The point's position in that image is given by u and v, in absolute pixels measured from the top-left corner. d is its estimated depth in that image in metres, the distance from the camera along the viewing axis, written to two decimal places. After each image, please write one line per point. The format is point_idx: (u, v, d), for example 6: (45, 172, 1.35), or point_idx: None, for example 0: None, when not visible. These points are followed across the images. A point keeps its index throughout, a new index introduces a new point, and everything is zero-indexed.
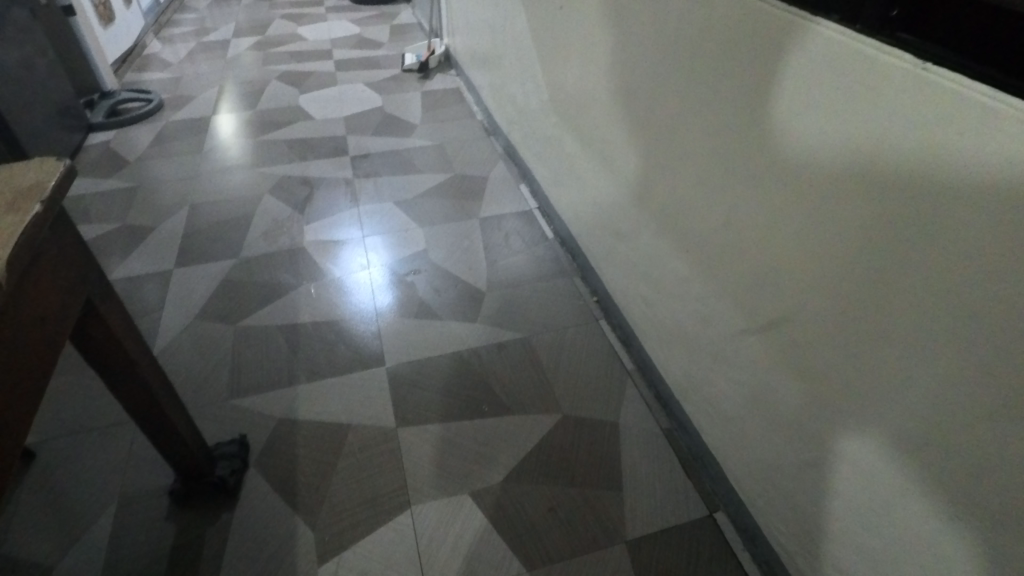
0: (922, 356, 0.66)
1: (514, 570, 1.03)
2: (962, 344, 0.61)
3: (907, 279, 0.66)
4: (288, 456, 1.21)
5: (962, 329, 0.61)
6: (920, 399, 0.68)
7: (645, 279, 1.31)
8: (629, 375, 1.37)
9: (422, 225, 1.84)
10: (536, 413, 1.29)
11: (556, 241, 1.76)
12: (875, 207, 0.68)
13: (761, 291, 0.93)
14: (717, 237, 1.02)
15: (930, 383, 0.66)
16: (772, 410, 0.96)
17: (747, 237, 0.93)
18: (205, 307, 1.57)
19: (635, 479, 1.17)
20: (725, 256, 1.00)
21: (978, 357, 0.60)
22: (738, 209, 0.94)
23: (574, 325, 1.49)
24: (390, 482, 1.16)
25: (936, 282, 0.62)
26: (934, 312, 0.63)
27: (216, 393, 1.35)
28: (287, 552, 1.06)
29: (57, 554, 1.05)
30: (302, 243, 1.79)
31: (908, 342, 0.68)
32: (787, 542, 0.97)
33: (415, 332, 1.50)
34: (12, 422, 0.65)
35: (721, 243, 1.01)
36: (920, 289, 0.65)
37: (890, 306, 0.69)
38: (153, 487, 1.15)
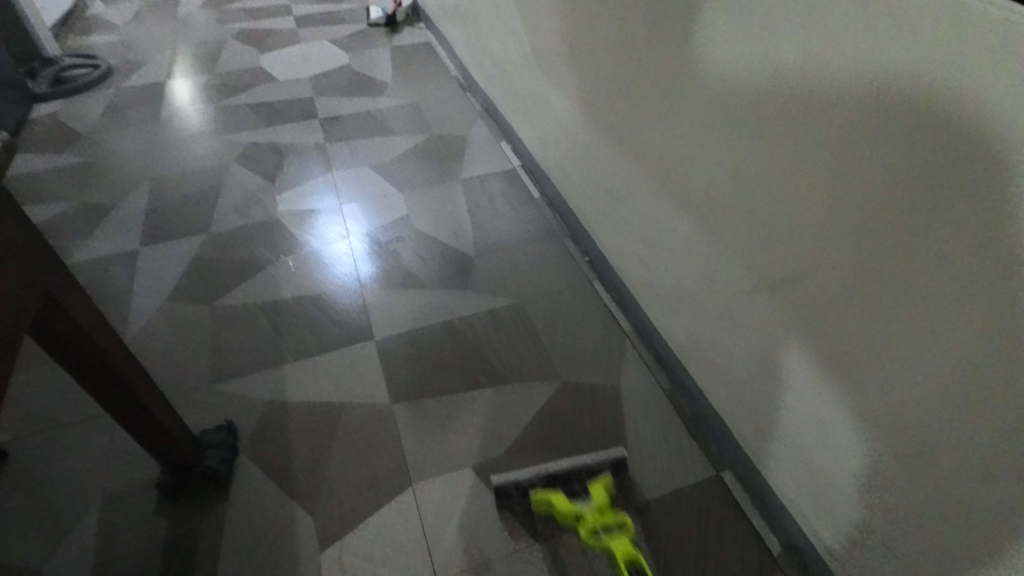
0: (949, 313, 0.63)
1: (522, 544, 1.01)
2: (998, 300, 0.57)
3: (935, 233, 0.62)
4: (279, 440, 1.16)
5: (997, 285, 0.57)
6: (946, 358, 0.64)
7: (640, 238, 1.26)
8: (627, 337, 1.34)
9: (401, 190, 1.75)
10: (535, 381, 1.25)
11: (543, 201, 1.69)
12: (900, 155, 0.63)
13: (768, 249, 0.88)
14: (719, 193, 0.96)
15: (958, 342, 0.62)
16: (782, 370, 0.93)
17: (752, 192, 0.88)
18: (177, 287, 1.49)
19: (639, 444, 1.15)
20: (728, 213, 0.95)
21: (1014, 314, 0.56)
22: (741, 163, 0.89)
23: (567, 288, 1.45)
24: (388, 461, 1.12)
25: (968, 235, 0.58)
26: (964, 267, 0.59)
27: (197, 378, 1.28)
28: (286, 541, 1.02)
29: (42, 557, 1.00)
30: (275, 214, 1.69)
31: (933, 299, 0.64)
32: (798, 500, 0.96)
33: (402, 303, 1.43)
34: None
35: (723, 199, 0.95)
36: (948, 242, 0.60)
37: (914, 262, 0.65)
38: (138, 481, 1.10)
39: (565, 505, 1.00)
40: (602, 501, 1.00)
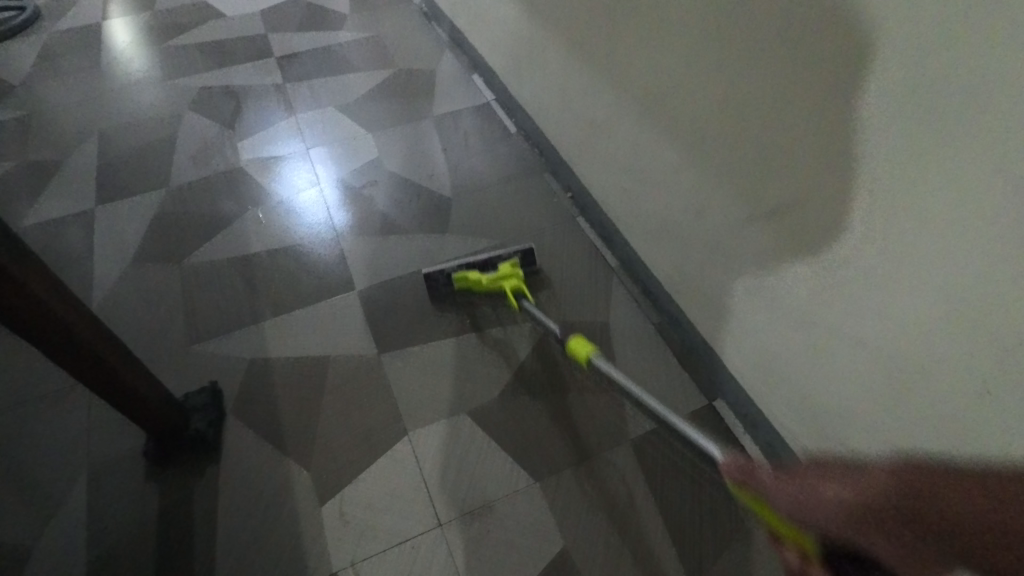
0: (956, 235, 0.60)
1: (522, 483, 1.02)
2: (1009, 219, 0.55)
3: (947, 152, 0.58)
4: (266, 398, 1.13)
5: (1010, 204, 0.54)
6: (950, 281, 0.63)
7: (625, 170, 1.21)
8: (614, 273, 1.32)
9: (370, 132, 1.66)
10: (524, 322, 1.23)
11: (520, 136, 1.62)
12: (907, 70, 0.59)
13: (762, 176, 0.85)
14: (708, 119, 0.92)
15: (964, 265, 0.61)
16: (775, 298, 0.92)
17: (744, 116, 0.84)
18: (140, 247, 1.41)
19: (631, 378, 1.15)
20: (718, 140, 0.91)
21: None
22: (733, 85, 0.84)
23: (550, 226, 1.41)
24: (380, 413, 1.11)
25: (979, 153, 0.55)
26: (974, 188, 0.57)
27: (173, 341, 1.23)
28: (283, 497, 1.01)
29: (33, 533, 0.98)
30: (238, 163, 1.60)
31: (939, 221, 0.61)
32: (790, 424, 0.98)
33: (381, 250, 1.38)
34: None
35: (713, 125, 0.91)
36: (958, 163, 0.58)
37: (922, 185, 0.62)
38: (124, 449, 1.07)
39: (477, 276, 1.21)
40: (507, 267, 1.21)
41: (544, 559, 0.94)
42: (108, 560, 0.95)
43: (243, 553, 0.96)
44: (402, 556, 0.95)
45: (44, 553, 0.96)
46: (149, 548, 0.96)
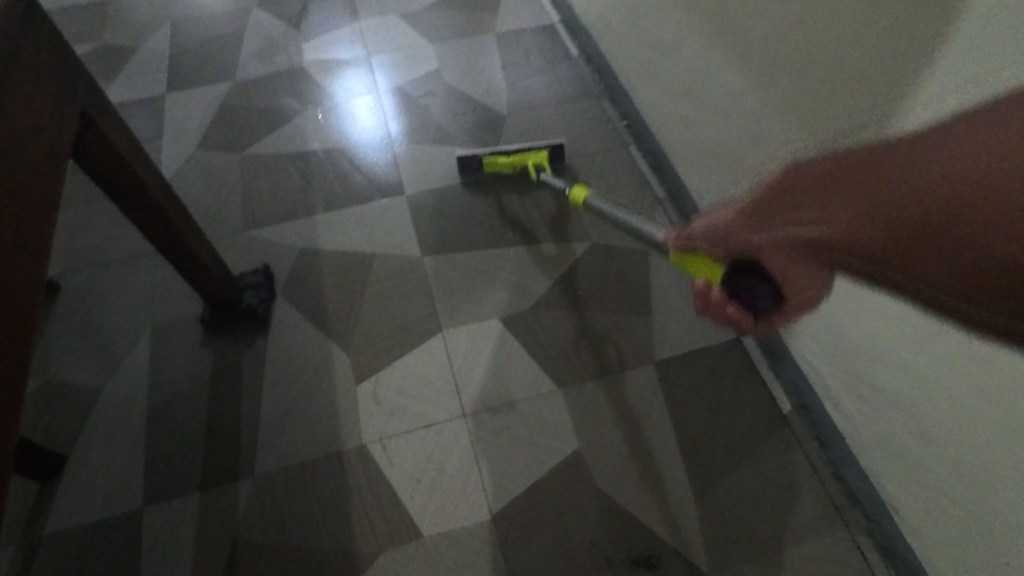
0: None
1: (546, 388, 1.07)
2: None
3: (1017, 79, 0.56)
4: (313, 284, 1.20)
5: None
6: None
7: (685, 97, 1.19)
8: (661, 204, 1.31)
9: (431, 43, 1.65)
10: (565, 241, 1.26)
11: (581, 58, 1.59)
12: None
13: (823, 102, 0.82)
14: (777, 41, 0.89)
15: None
16: None
17: (813, 36, 0.80)
18: (205, 134, 1.47)
19: (664, 305, 1.17)
20: (785, 64, 0.88)
21: None
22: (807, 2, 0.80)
23: (602, 151, 1.40)
24: (419, 310, 1.16)
25: None
26: None
27: (231, 224, 1.30)
28: (324, 373, 1.09)
29: (102, 378, 1.09)
30: (301, 62, 1.63)
31: None
32: (818, 362, 0.99)
33: (432, 159, 1.41)
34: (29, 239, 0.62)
35: (781, 48, 0.88)
36: None
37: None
38: (183, 315, 1.15)
39: (506, 159, 1.30)
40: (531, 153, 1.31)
41: (559, 457, 1.00)
42: (166, 408, 1.06)
43: (284, 417, 1.04)
44: (428, 438, 1.02)
45: (112, 394, 1.07)
46: (202, 402, 1.06)
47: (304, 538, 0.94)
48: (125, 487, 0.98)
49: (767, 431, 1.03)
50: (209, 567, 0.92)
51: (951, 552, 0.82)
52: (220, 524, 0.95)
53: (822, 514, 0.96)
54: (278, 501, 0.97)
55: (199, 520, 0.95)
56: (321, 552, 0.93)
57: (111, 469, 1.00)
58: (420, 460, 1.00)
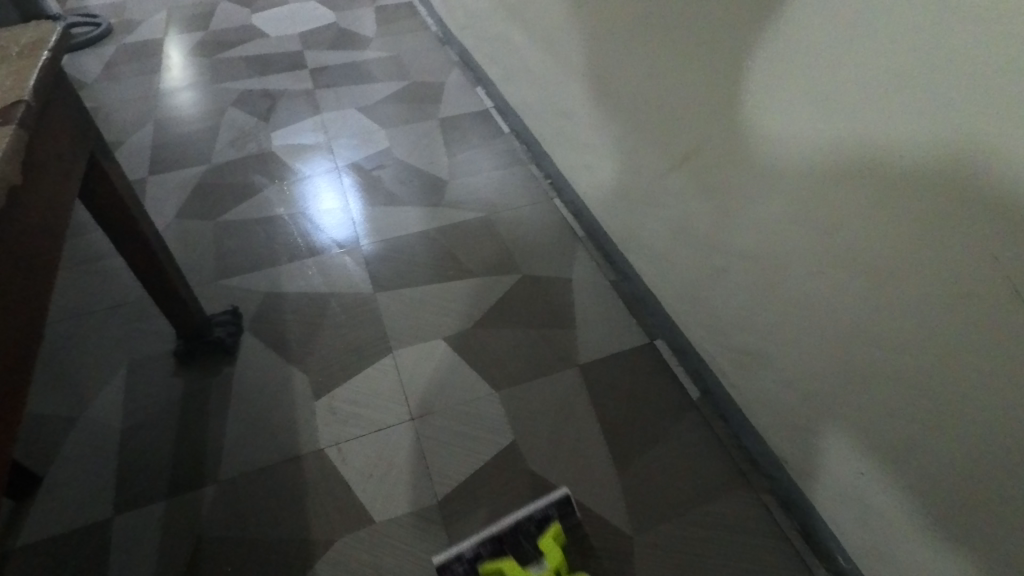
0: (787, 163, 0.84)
1: (484, 390, 1.22)
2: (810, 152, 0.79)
3: (784, 80, 0.81)
4: (277, 320, 1.36)
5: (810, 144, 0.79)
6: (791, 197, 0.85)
7: (589, 150, 1.45)
8: (580, 241, 1.53)
9: (384, 128, 1.93)
10: (498, 274, 1.45)
11: (511, 134, 1.88)
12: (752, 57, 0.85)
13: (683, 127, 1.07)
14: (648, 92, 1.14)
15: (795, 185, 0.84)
16: (693, 236, 1.13)
17: (670, 83, 1.07)
18: (182, 207, 1.67)
19: (585, 319, 1.35)
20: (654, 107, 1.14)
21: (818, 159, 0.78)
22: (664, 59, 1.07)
23: (530, 204, 1.64)
24: (371, 334, 1.32)
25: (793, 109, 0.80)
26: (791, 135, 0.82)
27: (204, 277, 1.47)
28: (285, 391, 1.22)
29: (80, 408, 1.19)
30: (269, 147, 1.88)
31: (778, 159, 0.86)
32: (710, 346, 1.17)
33: (384, 217, 1.63)
34: (59, 227, 0.77)
35: (652, 96, 1.13)
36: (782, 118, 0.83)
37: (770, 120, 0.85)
38: (158, 351, 1.29)
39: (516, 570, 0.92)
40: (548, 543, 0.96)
41: (496, 447, 1.13)
42: (138, 429, 1.16)
43: (249, 429, 1.16)
44: (378, 439, 1.14)
45: (88, 423, 1.17)
46: (171, 422, 1.17)
47: (262, 531, 1.02)
48: (95, 501, 1.06)
49: (678, 414, 1.19)
50: (174, 564, 0.99)
51: (825, 482, 0.96)
52: (185, 526, 1.03)
53: (729, 476, 1.10)
54: (240, 501, 1.06)
55: (166, 522, 1.03)
56: (279, 541, 1.01)
57: (83, 484, 1.09)
58: (371, 457, 1.11)
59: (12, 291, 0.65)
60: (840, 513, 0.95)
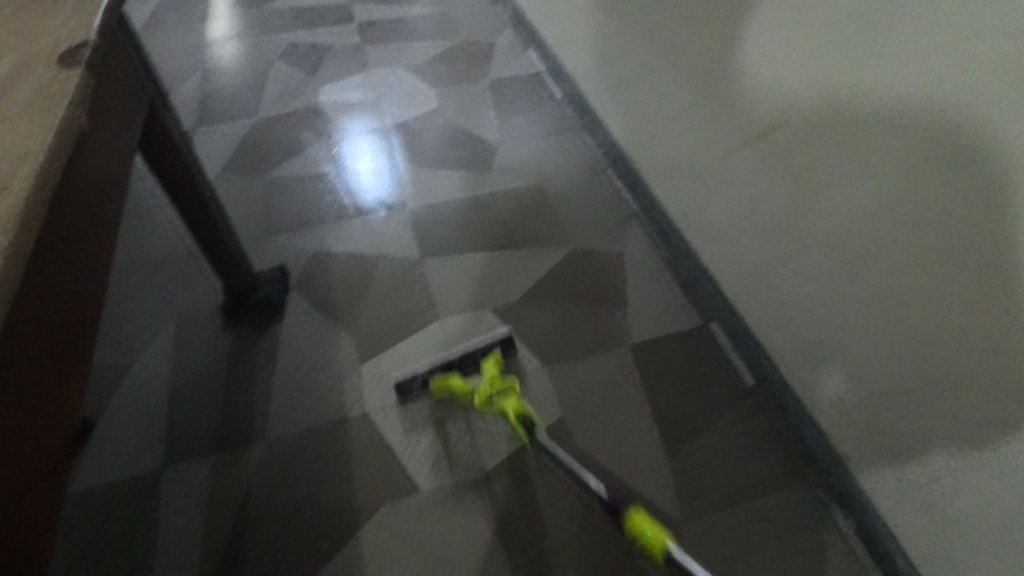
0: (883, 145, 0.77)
1: (531, 366, 1.19)
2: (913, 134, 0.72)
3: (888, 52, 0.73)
4: (323, 282, 1.34)
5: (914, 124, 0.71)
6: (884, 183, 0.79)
7: (650, 120, 1.38)
8: (634, 216, 1.47)
9: (432, 87, 1.87)
10: (548, 247, 1.41)
11: (563, 99, 1.80)
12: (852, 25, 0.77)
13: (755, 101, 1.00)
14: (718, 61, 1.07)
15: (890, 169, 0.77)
16: (761, 218, 1.07)
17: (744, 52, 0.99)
18: (229, 161, 1.65)
19: (637, 297, 1.31)
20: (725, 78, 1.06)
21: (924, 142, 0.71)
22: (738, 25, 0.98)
23: (582, 175, 1.58)
24: (417, 301, 1.30)
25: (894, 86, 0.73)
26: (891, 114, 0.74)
27: (251, 234, 1.46)
28: (331, 354, 1.20)
29: (131, 359, 1.20)
30: (315, 103, 1.84)
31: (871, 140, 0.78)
32: (772, 334, 1.12)
33: (431, 181, 1.59)
34: (123, 175, 0.75)
35: (723, 66, 1.06)
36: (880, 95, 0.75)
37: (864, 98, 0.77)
38: (206, 306, 1.28)
39: (460, 383, 1.08)
40: (494, 376, 1.05)
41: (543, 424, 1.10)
42: (187, 383, 1.16)
43: (294, 389, 1.15)
44: (424, 407, 1.12)
45: (138, 374, 1.18)
46: (219, 378, 1.17)
47: (308, 493, 1.02)
48: (145, 452, 1.07)
49: (731, 400, 1.15)
50: (222, 519, 0.99)
51: (891, 485, 0.92)
52: (232, 482, 1.03)
53: (783, 470, 1.06)
54: (286, 461, 1.06)
55: (213, 477, 1.04)
56: (324, 504, 1.01)
57: (133, 434, 1.10)
58: (416, 426, 1.10)
59: (76, 237, 0.61)
60: (905, 518, 0.90)
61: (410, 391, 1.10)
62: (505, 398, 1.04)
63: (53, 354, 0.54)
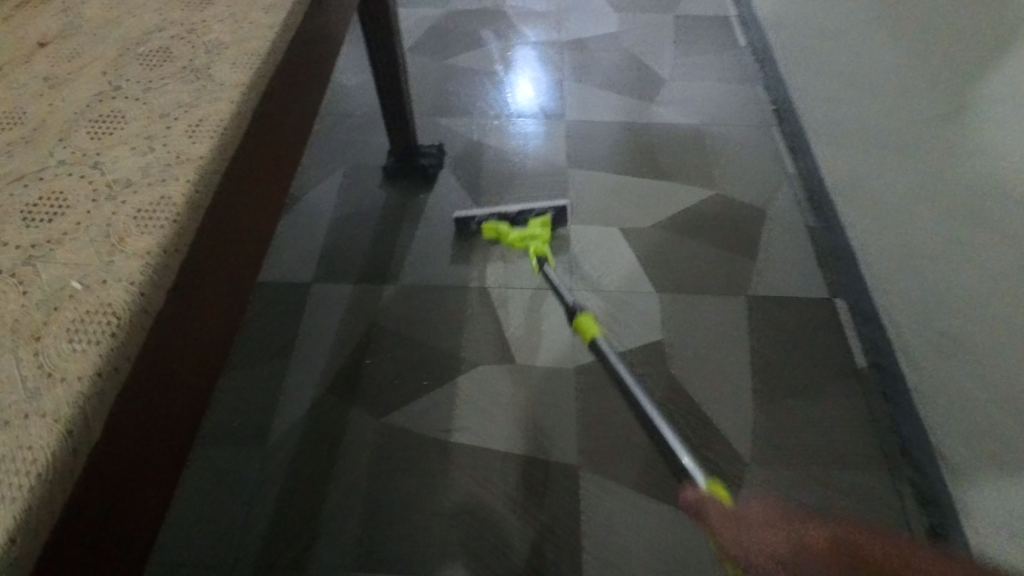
0: None
1: (645, 288, 1.23)
2: None
3: None
4: (474, 167, 1.45)
5: None
6: None
7: (838, 77, 1.31)
8: (789, 177, 1.43)
9: (617, 11, 1.87)
10: (691, 186, 1.42)
11: (747, 49, 1.74)
12: None
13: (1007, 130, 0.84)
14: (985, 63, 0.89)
15: None
16: (930, 197, 1.01)
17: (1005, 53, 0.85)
18: (416, 42, 1.78)
19: (768, 253, 1.29)
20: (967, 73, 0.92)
21: None
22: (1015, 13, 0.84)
23: (746, 125, 1.55)
24: (553, 205, 1.37)
25: None
26: None
27: (421, 111, 1.59)
28: (467, 230, 1.32)
29: (303, 190, 1.39)
30: (503, 5, 1.90)
31: None
32: (900, 320, 1.08)
33: (593, 100, 1.62)
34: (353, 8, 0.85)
35: (982, 72, 0.89)
36: None
37: None
38: (371, 163, 1.44)
39: (506, 230, 1.23)
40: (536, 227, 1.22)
41: (642, 342, 1.16)
42: (344, 221, 1.33)
43: (430, 251, 1.28)
44: (536, 296, 1.21)
45: (307, 205, 1.36)
46: (370, 225, 1.32)
47: (423, 337, 1.15)
48: (301, 267, 1.25)
49: (836, 374, 1.13)
50: (349, 335, 1.15)
51: (983, 493, 0.88)
52: (364, 311, 1.19)
53: (871, 454, 1.04)
54: (410, 307, 1.19)
55: (351, 302, 1.20)
56: (433, 349, 1.14)
57: (293, 251, 1.28)
58: (527, 310, 1.19)
59: (310, 50, 0.68)
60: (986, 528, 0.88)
61: (464, 228, 1.28)
62: (534, 241, 1.20)
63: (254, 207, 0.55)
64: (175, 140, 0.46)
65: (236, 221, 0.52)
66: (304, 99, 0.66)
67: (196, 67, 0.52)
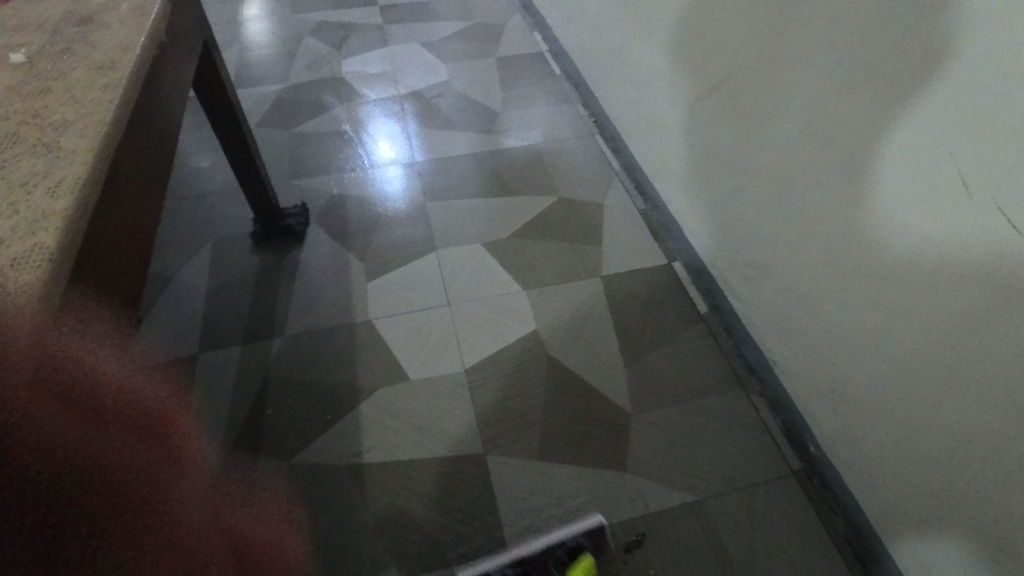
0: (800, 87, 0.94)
1: (515, 288, 1.37)
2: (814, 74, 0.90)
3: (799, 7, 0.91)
4: (340, 217, 1.54)
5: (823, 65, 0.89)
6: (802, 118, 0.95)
7: (631, 85, 1.56)
8: (616, 173, 1.66)
9: (445, 62, 2.08)
10: (538, 196, 1.60)
11: (562, 76, 2.00)
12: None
13: (833, 147, 0.90)
14: (875, 90, 0.80)
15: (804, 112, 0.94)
16: (713, 161, 1.25)
17: (784, 71, 0.97)
18: (262, 118, 1.87)
19: (611, 238, 1.49)
20: (853, 99, 0.84)
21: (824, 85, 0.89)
22: (783, 41, 0.96)
23: (573, 138, 1.77)
24: (419, 236, 1.49)
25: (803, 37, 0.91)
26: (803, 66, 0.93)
27: (279, 177, 1.67)
28: (343, 273, 1.40)
29: (173, 271, 1.41)
30: (340, 72, 2.05)
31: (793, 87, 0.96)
32: (721, 266, 1.29)
33: (438, 140, 1.79)
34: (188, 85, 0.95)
35: (877, 101, 0.80)
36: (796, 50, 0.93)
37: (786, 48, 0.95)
38: (238, 232, 1.49)
39: None
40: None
41: (521, 334, 1.29)
42: (221, 290, 1.37)
43: (311, 299, 1.35)
44: (418, 318, 1.31)
45: (178, 285, 1.38)
46: (247, 288, 1.37)
47: (319, 377, 1.21)
48: (184, 341, 1.27)
49: (685, 323, 1.32)
50: (245, 393, 1.19)
51: (807, 381, 1.08)
52: (256, 367, 1.23)
53: (725, 379, 1.22)
54: (302, 354, 1.25)
55: (241, 362, 1.24)
56: (331, 385, 1.20)
57: (173, 328, 1.30)
58: (413, 331, 1.29)
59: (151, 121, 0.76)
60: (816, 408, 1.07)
61: None
62: None
63: (121, 258, 0.63)
64: (36, 202, 0.53)
65: (105, 268, 0.59)
66: (152, 162, 0.74)
67: (46, 142, 0.60)
